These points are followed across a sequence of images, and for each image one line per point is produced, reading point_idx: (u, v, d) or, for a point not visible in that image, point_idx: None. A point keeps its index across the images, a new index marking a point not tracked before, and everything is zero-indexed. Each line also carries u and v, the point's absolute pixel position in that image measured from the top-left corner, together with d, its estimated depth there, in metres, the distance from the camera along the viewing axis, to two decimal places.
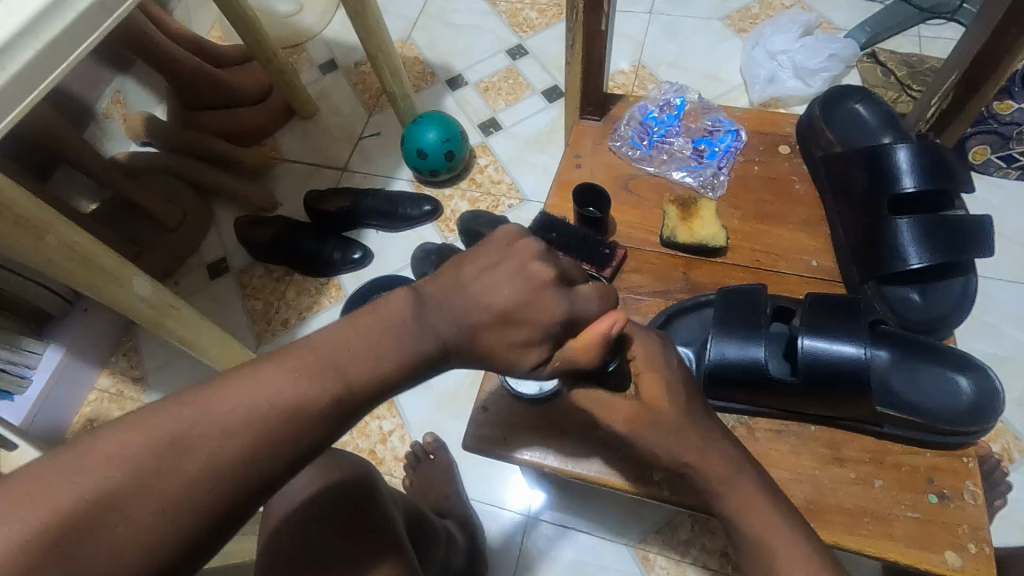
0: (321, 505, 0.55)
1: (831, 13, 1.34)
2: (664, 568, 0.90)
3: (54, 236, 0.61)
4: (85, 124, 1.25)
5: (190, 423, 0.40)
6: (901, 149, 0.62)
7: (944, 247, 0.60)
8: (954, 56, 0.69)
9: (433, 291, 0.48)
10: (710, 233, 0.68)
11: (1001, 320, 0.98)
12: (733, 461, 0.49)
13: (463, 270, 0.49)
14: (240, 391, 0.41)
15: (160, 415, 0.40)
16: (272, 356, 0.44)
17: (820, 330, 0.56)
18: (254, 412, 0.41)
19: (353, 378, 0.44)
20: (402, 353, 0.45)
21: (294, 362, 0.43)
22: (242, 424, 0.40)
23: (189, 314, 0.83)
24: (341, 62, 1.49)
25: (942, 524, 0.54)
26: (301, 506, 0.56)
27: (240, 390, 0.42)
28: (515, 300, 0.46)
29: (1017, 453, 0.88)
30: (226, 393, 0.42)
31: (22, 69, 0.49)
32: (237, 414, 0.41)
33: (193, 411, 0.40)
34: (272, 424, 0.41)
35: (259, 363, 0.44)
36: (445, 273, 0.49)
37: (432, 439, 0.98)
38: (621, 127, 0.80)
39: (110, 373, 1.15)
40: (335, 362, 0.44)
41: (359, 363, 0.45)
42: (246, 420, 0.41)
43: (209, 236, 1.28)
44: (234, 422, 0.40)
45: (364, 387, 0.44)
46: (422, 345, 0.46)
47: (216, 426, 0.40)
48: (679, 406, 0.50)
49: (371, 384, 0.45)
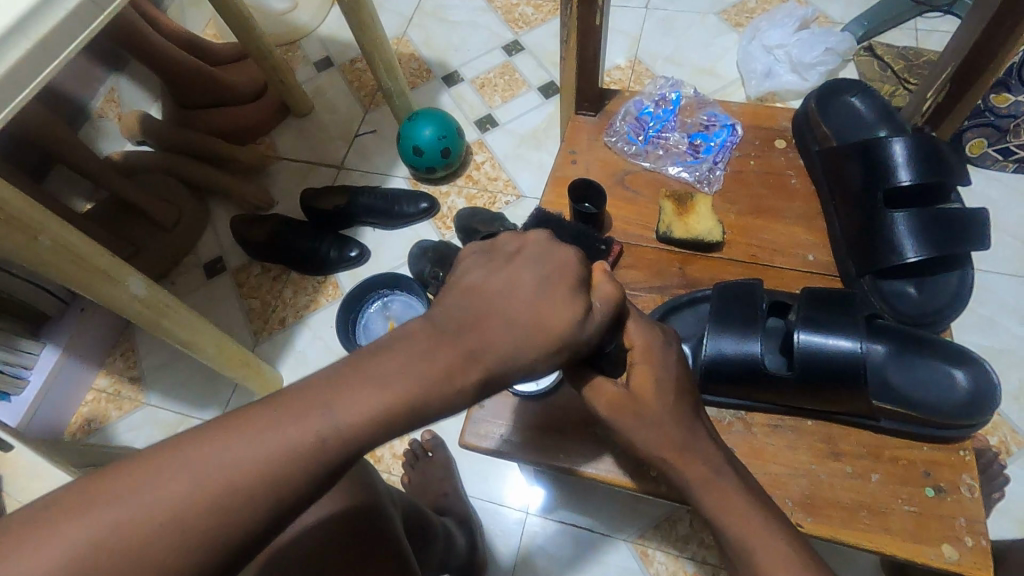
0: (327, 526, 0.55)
1: (827, 7, 1.33)
2: (663, 563, 0.90)
3: (48, 236, 0.61)
4: (79, 123, 1.25)
5: (181, 476, 0.36)
6: (897, 142, 0.61)
7: (940, 241, 0.59)
8: (950, 48, 0.69)
9: (448, 315, 0.44)
10: (705, 228, 0.68)
11: (998, 312, 0.98)
12: (713, 461, 0.49)
13: (472, 285, 0.45)
14: (236, 441, 0.37)
15: (150, 468, 0.36)
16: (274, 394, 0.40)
17: (815, 325, 0.56)
18: (251, 464, 0.37)
19: (362, 415, 0.39)
20: (414, 386, 0.40)
21: (293, 404, 0.39)
22: (239, 480, 0.36)
23: (185, 314, 0.82)
24: (336, 59, 1.49)
25: (939, 517, 0.55)
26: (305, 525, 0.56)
27: (239, 434, 0.38)
28: (525, 303, 0.44)
29: (1015, 445, 0.89)
30: (217, 441, 0.37)
31: (13, 67, 0.49)
32: (232, 463, 0.37)
33: (186, 462, 0.36)
34: (267, 474, 0.37)
35: (251, 405, 0.39)
36: (458, 296, 0.45)
37: (431, 437, 0.98)
38: (617, 123, 0.80)
39: (108, 373, 1.14)
40: (343, 400, 0.39)
41: (368, 399, 0.40)
42: (237, 470, 0.36)
43: (205, 235, 1.28)
44: (228, 474, 0.36)
45: (376, 425, 0.40)
46: (439, 375, 0.41)
47: (209, 480, 0.36)
48: (664, 405, 0.50)
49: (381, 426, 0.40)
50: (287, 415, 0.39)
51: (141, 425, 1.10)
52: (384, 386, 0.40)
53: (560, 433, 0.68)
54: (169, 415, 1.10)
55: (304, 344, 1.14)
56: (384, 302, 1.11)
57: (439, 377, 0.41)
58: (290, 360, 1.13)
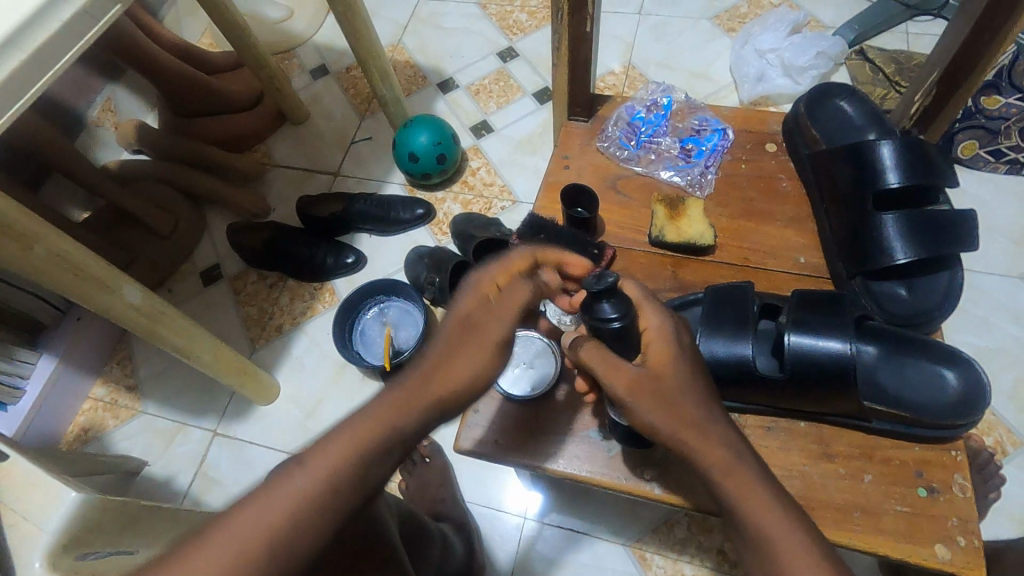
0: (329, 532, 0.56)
1: (819, 11, 1.35)
2: (661, 567, 0.89)
3: (42, 245, 0.61)
4: (75, 133, 1.25)
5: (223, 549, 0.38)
6: (885, 145, 0.62)
7: (928, 242, 0.60)
8: (937, 52, 0.70)
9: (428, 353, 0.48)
10: (697, 231, 0.68)
11: (991, 313, 0.99)
12: (738, 448, 0.48)
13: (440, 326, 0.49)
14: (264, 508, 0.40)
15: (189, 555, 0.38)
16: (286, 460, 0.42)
17: (805, 327, 0.56)
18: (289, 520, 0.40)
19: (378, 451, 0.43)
20: (382, 441, 0.43)
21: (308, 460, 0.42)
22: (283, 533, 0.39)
23: (181, 322, 0.82)
24: (332, 67, 1.49)
25: (932, 517, 0.55)
26: None
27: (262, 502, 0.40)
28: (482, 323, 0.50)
29: (1010, 446, 0.89)
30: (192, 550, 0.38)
31: (7, 79, 0.49)
32: (272, 526, 0.39)
33: (224, 538, 0.38)
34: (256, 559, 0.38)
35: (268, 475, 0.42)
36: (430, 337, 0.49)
37: (428, 443, 0.97)
38: (609, 128, 0.80)
39: (104, 382, 1.14)
40: (359, 445, 0.43)
41: (380, 439, 0.43)
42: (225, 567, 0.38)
43: (201, 243, 1.28)
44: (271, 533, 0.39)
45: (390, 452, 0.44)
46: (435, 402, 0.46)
47: (254, 542, 0.38)
48: (686, 391, 0.49)
49: (356, 485, 0.42)
50: (258, 506, 0.40)
51: (137, 434, 1.10)
52: (349, 450, 0.42)
53: (554, 436, 0.68)
54: (166, 423, 1.10)
55: (301, 351, 1.14)
56: (381, 308, 1.11)
57: (401, 427, 0.44)
58: (286, 367, 1.13)
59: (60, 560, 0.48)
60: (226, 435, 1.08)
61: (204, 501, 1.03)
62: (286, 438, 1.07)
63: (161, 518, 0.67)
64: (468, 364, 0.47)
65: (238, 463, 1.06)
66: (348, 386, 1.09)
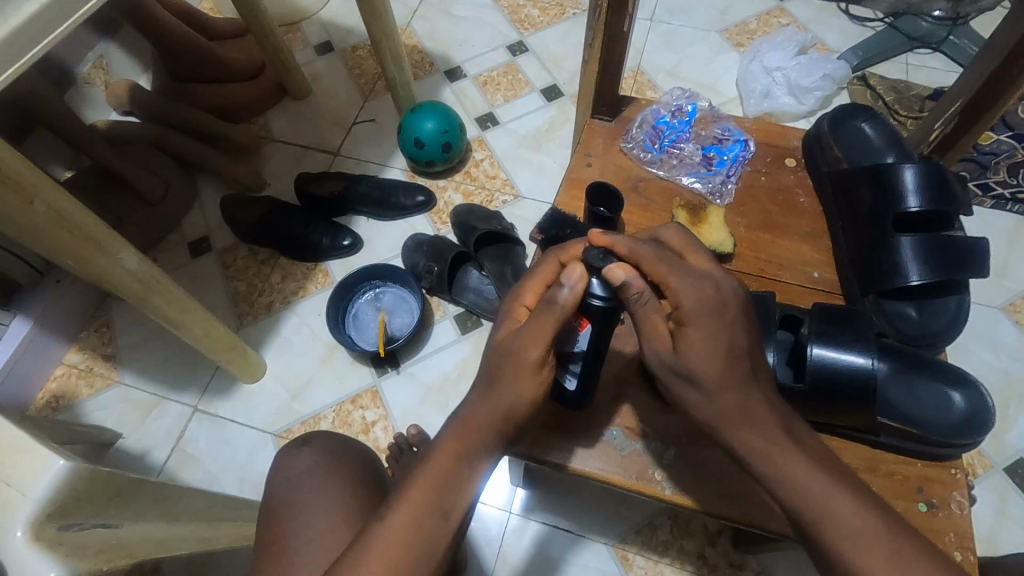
0: (352, 509, 0.59)
1: (825, 34, 1.38)
2: (642, 568, 0.90)
3: (42, 200, 0.59)
4: (65, 88, 1.20)
5: None
6: (908, 169, 0.63)
7: (943, 266, 0.62)
8: (960, 82, 0.72)
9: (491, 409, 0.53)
10: (718, 239, 0.70)
11: (972, 340, 1.03)
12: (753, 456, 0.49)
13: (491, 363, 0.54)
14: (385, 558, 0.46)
15: None
16: (388, 510, 0.49)
17: (828, 339, 0.58)
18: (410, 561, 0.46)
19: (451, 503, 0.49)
20: (452, 487, 0.50)
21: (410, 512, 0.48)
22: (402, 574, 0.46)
23: (175, 291, 0.79)
24: (338, 44, 1.46)
25: (931, 531, 0.56)
26: (328, 511, 0.59)
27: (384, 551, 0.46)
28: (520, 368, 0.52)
29: (981, 468, 0.93)
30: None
31: (25, 22, 0.48)
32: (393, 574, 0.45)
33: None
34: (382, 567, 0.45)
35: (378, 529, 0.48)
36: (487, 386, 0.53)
37: (415, 431, 0.92)
38: (633, 130, 0.81)
39: (80, 349, 1.10)
40: (449, 501, 0.49)
41: (462, 495, 0.50)
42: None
43: (192, 212, 1.25)
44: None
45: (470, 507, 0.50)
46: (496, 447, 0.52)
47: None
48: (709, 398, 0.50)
49: (444, 516, 0.49)
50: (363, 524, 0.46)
51: (113, 405, 1.06)
52: (435, 489, 0.49)
53: (566, 431, 0.64)
54: (144, 395, 1.07)
55: (290, 331, 1.12)
56: (375, 293, 1.09)
57: (484, 462, 0.51)
58: (276, 346, 1.11)
59: (44, 530, 0.44)
60: (207, 411, 1.05)
61: (180, 477, 1.00)
62: (271, 419, 1.04)
63: (149, 492, 0.65)
64: (513, 395, 0.52)
65: (219, 442, 1.03)
66: (338, 369, 1.08)
